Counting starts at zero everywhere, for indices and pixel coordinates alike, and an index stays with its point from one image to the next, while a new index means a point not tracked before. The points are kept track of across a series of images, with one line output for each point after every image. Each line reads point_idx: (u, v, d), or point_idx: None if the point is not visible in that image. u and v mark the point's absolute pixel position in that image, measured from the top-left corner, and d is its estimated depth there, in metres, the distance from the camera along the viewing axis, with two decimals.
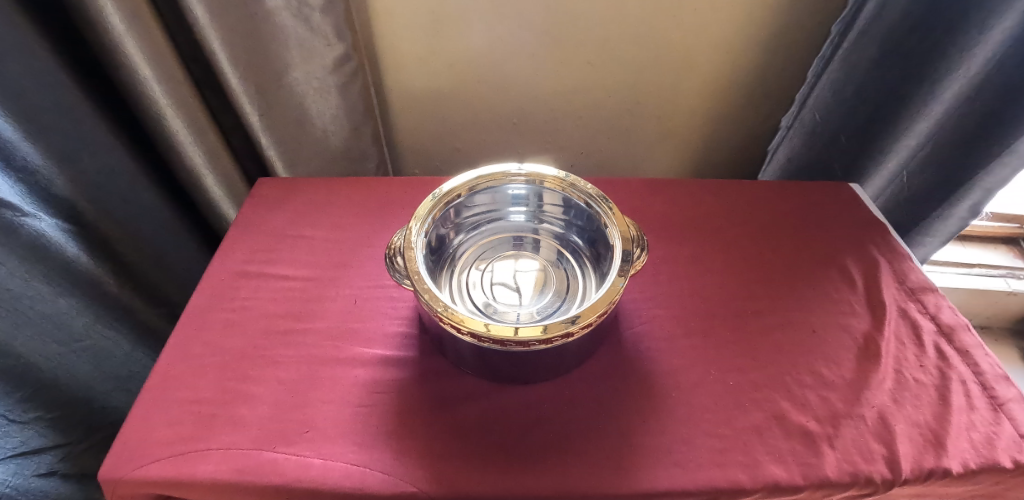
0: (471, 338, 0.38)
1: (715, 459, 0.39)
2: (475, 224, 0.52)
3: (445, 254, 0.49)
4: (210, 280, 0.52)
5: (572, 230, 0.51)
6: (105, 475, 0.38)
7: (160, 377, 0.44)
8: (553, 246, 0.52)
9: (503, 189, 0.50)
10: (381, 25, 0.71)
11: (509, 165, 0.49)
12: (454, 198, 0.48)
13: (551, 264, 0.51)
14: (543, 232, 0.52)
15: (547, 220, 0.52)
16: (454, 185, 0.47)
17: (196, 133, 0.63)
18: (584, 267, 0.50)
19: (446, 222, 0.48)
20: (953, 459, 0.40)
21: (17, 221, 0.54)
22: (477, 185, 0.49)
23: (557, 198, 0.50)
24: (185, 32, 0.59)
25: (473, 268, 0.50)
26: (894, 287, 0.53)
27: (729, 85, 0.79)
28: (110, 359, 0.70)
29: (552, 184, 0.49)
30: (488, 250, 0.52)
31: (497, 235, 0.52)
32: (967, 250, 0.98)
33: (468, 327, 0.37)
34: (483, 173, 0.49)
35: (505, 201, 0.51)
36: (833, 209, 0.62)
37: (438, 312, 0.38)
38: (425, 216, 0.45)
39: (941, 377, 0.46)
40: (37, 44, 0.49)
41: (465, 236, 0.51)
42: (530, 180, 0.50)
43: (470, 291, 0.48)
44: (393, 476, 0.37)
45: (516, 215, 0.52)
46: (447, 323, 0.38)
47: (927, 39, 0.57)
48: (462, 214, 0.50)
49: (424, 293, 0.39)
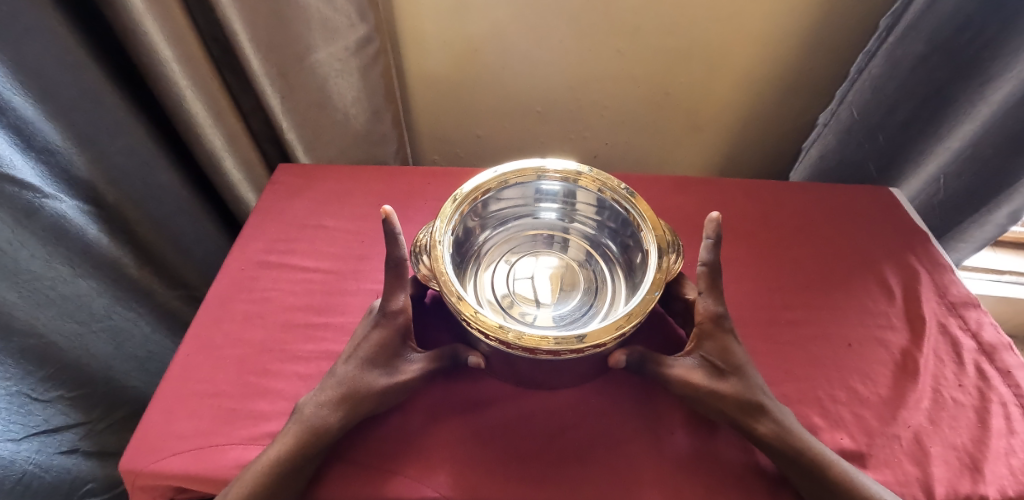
0: (497, 343, 0.36)
1: (744, 475, 0.38)
2: (503, 219, 0.50)
3: (470, 249, 0.48)
4: (231, 269, 0.51)
5: (604, 233, 0.50)
6: (126, 465, 0.38)
7: (180, 367, 0.43)
8: (582, 247, 0.50)
9: (533, 185, 0.48)
10: (404, 6, 0.69)
11: (538, 159, 0.47)
12: (483, 193, 0.46)
13: (579, 265, 0.50)
14: (573, 232, 0.51)
15: (579, 219, 0.50)
16: (480, 180, 0.45)
17: (216, 114, 0.62)
18: (615, 272, 0.49)
19: (473, 216, 0.47)
20: (991, 486, 0.38)
21: (38, 202, 0.54)
22: (505, 180, 0.46)
23: (591, 198, 0.48)
24: (205, 10, 0.58)
25: (498, 266, 0.49)
26: (934, 301, 0.51)
27: (763, 79, 0.76)
28: (130, 339, 0.71)
29: (587, 183, 0.47)
30: (515, 248, 0.50)
31: (525, 232, 0.51)
32: (998, 256, 0.95)
33: (497, 335, 0.35)
34: (514, 167, 0.46)
35: (534, 197, 0.49)
36: (873, 215, 0.60)
37: (465, 316, 0.37)
38: (451, 213, 0.43)
39: (981, 398, 0.44)
40: (56, 21, 0.48)
41: (491, 232, 0.50)
42: (564, 176, 0.47)
43: (494, 290, 0.47)
44: (413, 479, 0.37)
45: (546, 212, 0.50)
46: (473, 327, 0.36)
47: (980, 35, 0.54)
48: (489, 209, 0.48)
49: (452, 294, 0.37)
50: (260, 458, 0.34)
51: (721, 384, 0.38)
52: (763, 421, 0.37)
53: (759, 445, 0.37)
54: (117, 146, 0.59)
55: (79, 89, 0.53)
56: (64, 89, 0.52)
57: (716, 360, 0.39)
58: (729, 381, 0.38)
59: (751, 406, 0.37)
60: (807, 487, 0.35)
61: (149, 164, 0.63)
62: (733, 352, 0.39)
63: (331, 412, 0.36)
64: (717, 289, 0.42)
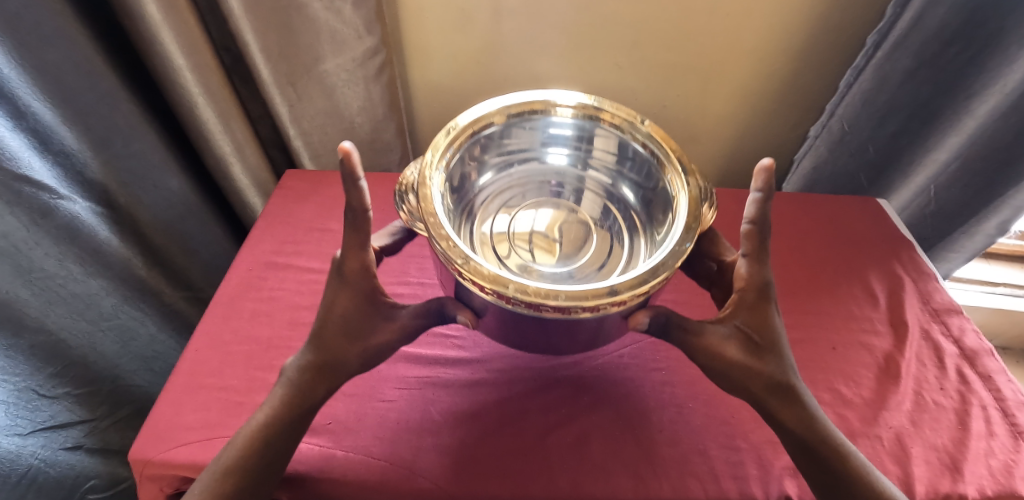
0: (493, 298, 0.32)
1: (729, 471, 0.40)
2: (506, 162, 0.47)
3: (469, 193, 0.45)
4: (239, 269, 0.53)
5: (622, 182, 0.47)
6: (136, 455, 0.39)
7: (189, 362, 0.45)
8: (598, 197, 0.48)
9: (543, 123, 0.45)
10: (409, 19, 0.71)
11: (546, 93, 0.45)
12: (486, 127, 0.43)
13: (593, 216, 0.47)
14: (587, 180, 0.48)
15: (593, 167, 0.48)
16: (483, 112, 0.42)
17: (225, 122, 0.64)
18: (634, 225, 0.46)
19: (472, 155, 0.44)
20: (970, 485, 0.40)
21: (53, 203, 0.57)
22: (513, 114, 0.44)
23: (610, 139, 0.46)
24: (218, 21, 0.61)
25: (498, 214, 0.46)
26: (918, 307, 0.53)
27: (756, 92, 0.78)
28: (137, 339, 0.72)
29: (606, 122, 0.45)
30: (519, 195, 0.48)
31: (531, 179, 0.48)
32: (992, 268, 0.96)
33: (495, 286, 0.31)
34: (522, 101, 0.44)
35: (546, 136, 0.46)
36: (861, 225, 0.61)
37: (455, 264, 0.33)
38: (444, 145, 0.40)
39: (962, 401, 0.45)
40: (77, 32, 0.51)
41: (493, 176, 0.47)
42: (579, 113, 0.45)
43: (495, 239, 0.44)
44: (413, 471, 0.38)
45: (557, 157, 0.48)
46: (467, 279, 0.32)
47: (965, 51, 0.57)
48: (495, 145, 0.45)
49: (441, 241, 0.33)
50: (247, 425, 0.36)
51: (755, 360, 0.37)
52: (791, 406, 0.36)
53: (777, 427, 0.37)
54: (130, 150, 0.60)
55: (95, 95, 0.55)
56: (82, 95, 0.54)
57: (754, 335, 0.37)
58: (764, 359, 0.37)
59: (782, 388, 0.37)
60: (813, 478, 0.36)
61: (159, 169, 0.64)
62: (773, 327, 0.38)
63: (314, 381, 0.37)
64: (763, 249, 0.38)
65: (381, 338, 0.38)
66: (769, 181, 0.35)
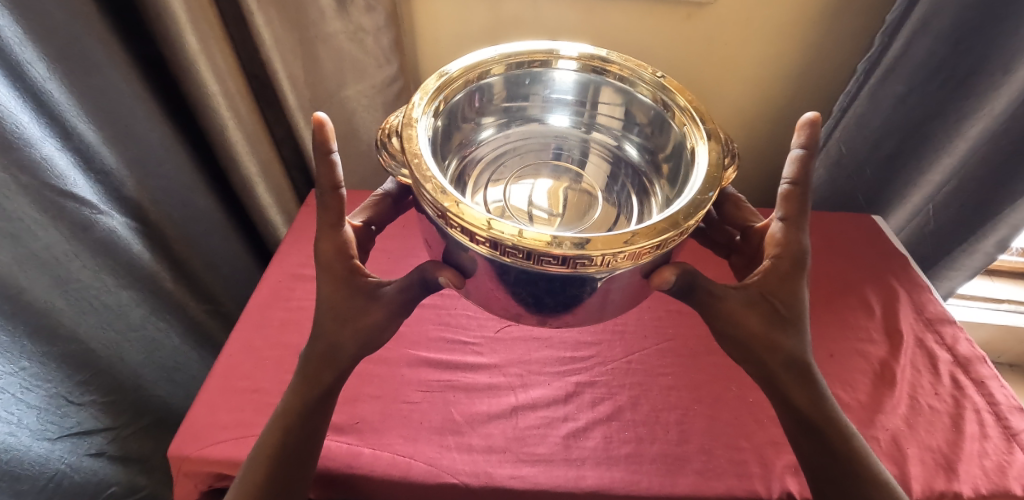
0: (488, 250, 0.31)
1: (733, 469, 0.42)
2: (507, 122, 0.48)
3: (464, 150, 0.46)
4: (269, 281, 0.56)
5: (628, 144, 0.47)
6: (174, 452, 0.42)
7: (223, 366, 0.48)
8: (603, 159, 0.48)
9: (546, 77, 0.46)
10: (426, 47, 0.76)
11: (550, 43, 0.45)
12: (484, 76, 0.43)
13: (597, 179, 0.47)
14: (591, 142, 0.48)
15: (597, 128, 0.48)
16: (477, 60, 0.43)
17: (251, 143, 0.69)
18: (641, 188, 0.45)
19: (469, 107, 0.44)
20: (964, 483, 0.42)
21: (93, 217, 0.59)
22: (512, 63, 0.44)
23: (616, 96, 0.45)
24: (249, 50, 0.65)
25: (493, 174, 0.47)
26: (912, 317, 0.56)
27: (754, 115, 0.82)
28: (161, 349, 0.75)
29: (612, 75, 0.44)
30: (517, 158, 0.48)
31: (533, 140, 0.48)
32: (994, 284, 0.98)
33: (490, 232, 0.29)
34: (522, 51, 0.44)
35: (548, 95, 0.47)
36: (855, 240, 0.64)
37: (443, 208, 0.31)
38: (433, 89, 0.40)
39: (956, 405, 0.48)
40: (123, 63, 0.56)
41: (492, 135, 0.48)
42: (583, 65, 0.45)
43: (489, 197, 0.44)
44: (435, 468, 0.41)
45: (560, 119, 0.48)
46: (454, 223, 0.30)
47: (953, 78, 0.61)
48: (493, 99, 0.46)
49: (426, 184, 0.32)
50: (277, 423, 0.38)
51: (780, 334, 0.39)
52: (803, 385, 0.38)
53: (786, 403, 0.39)
54: (162, 170, 0.66)
55: (134, 117, 0.60)
56: (120, 119, 0.58)
57: (778, 305, 0.39)
58: (787, 332, 0.39)
59: (800, 364, 0.39)
60: (817, 456, 0.37)
61: (185, 186, 0.70)
62: (800, 299, 0.39)
63: (324, 368, 0.39)
64: (801, 213, 0.40)
65: (372, 316, 0.39)
66: (812, 137, 0.39)
